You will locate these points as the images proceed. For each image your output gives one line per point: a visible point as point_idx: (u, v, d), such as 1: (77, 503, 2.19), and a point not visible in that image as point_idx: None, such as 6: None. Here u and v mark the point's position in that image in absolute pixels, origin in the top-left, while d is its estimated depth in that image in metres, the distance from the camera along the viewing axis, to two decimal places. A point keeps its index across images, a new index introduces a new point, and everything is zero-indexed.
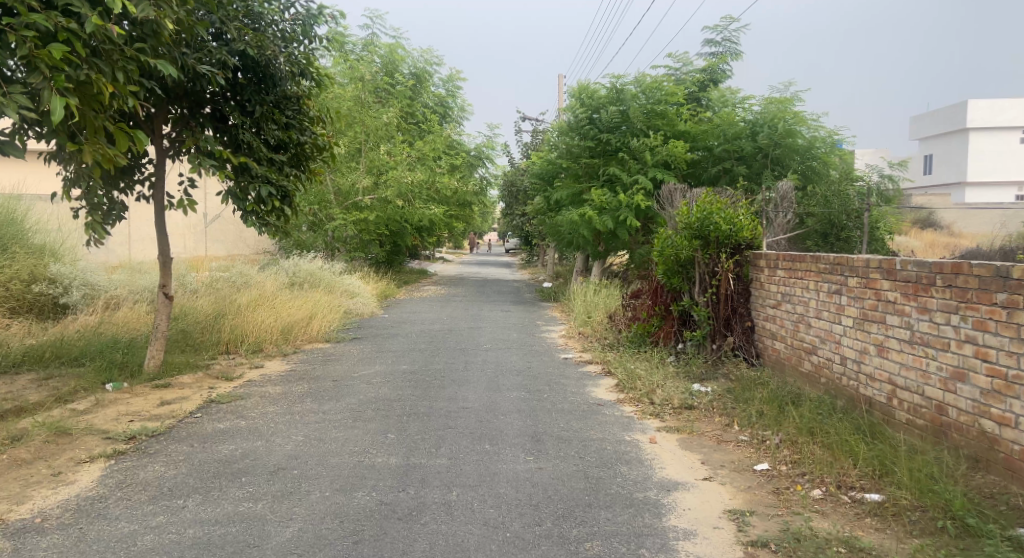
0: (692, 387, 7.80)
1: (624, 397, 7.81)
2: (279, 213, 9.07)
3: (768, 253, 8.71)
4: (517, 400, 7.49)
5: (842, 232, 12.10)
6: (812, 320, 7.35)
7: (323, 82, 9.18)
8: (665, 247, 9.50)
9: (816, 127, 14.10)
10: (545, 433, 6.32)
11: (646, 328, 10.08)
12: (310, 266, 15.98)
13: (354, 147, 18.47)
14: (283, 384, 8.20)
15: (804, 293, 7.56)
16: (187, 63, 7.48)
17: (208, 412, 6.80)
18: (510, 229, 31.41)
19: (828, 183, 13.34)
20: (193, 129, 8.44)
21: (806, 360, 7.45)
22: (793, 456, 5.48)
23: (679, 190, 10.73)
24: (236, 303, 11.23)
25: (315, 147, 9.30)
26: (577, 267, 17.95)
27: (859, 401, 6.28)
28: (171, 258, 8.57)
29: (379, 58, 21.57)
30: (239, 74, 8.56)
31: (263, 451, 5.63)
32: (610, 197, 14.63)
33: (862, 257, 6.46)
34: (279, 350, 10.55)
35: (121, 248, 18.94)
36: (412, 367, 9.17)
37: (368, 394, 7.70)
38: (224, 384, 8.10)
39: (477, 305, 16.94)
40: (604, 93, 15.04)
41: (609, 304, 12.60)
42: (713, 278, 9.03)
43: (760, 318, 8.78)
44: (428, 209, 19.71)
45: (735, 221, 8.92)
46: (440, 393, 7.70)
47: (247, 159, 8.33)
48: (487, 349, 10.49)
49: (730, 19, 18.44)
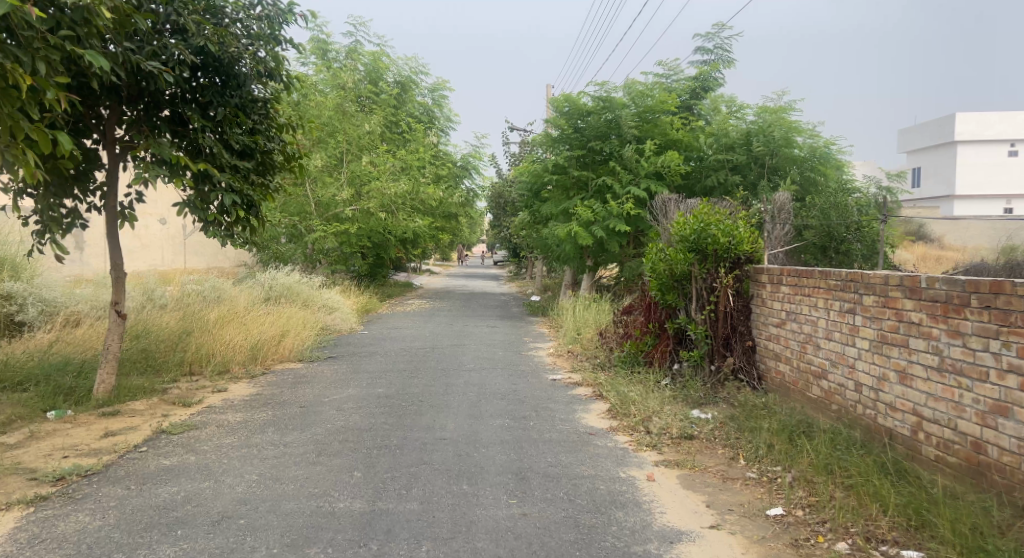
0: (691, 413, 7.16)
1: (617, 425, 7.16)
2: (245, 225, 8.42)
3: (771, 267, 8.13)
4: (500, 429, 6.83)
5: (841, 245, 11.55)
6: (822, 341, 6.76)
7: (293, 84, 8.57)
8: (659, 260, 8.93)
9: (814, 134, 13.53)
10: (530, 469, 5.67)
11: (640, 346, 9.44)
12: (287, 279, 15.25)
13: (336, 158, 17.88)
14: (244, 411, 7.53)
15: (812, 312, 6.96)
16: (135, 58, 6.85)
17: (155, 445, 6.13)
18: (498, 241, 30.71)
19: (827, 193, 12.78)
20: (148, 132, 7.80)
21: (814, 385, 6.84)
22: (809, 499, 4.86)
23: (673, 200, 10.13)
24: (202, 320, 10.50)
25: (283, 154, 8.66)
26: (566, 280, 17.35)
27: (879, 433, 5.67)
28: (125, 273, 7.89)
29: (362, 66, 20.87)
30: (198, 73, 7.92)
31: (209, 494, 4.98)
32: (599, 209, 14.07)
33: (878, 273, 5.85)
34: (247, 371, 9.86)
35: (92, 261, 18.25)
36: (389, 390, 8.49)
37: (337, 422, 7.03)
38: (179, 411, 7.42)
39: (463, 320, 16.29)
40: (593, 101, 14.46)
41: (599, 320, 12.00)
42: (711, 294, 8.41)
43: (763, 337, 8.17)
44: (412, 220, 19.06)
45: (734, 233, 8.33)
46: (417, 422, 7.04)
47: (208, 166, 7.69)
48: (470, 369, 9.83)
49: (723, 26, 17.95)
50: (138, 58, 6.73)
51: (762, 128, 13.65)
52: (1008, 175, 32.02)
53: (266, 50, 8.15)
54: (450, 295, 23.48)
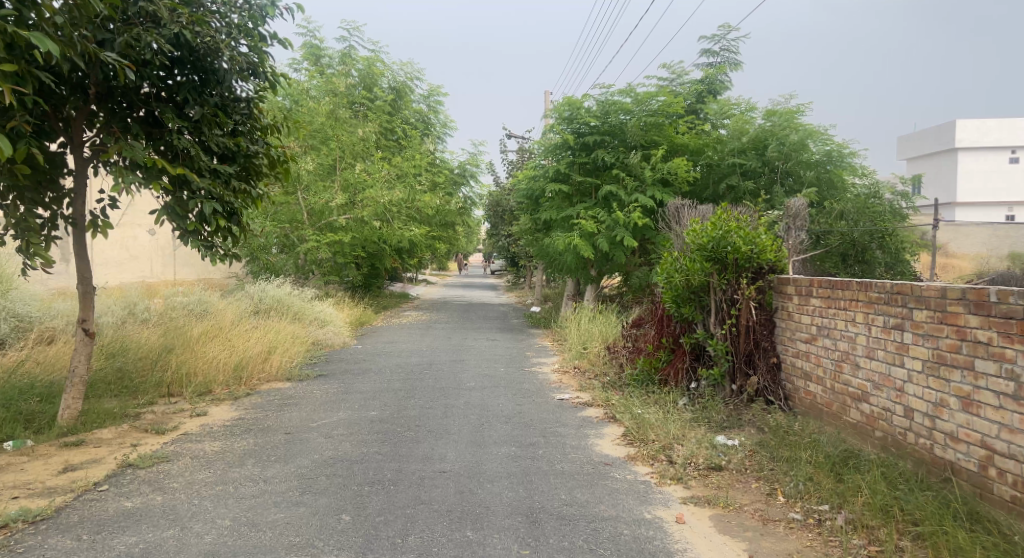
0: (716, 439, 6.50)
1: (634, 453, 6.49)
2: (227, 234, 7.75)
3: (798, 277, 7.47)
4: (506, 460, 6.16)
5: (863, 253, 11.04)
6: (862, 360, 6.11)
7: (279, 82, 7.98)
8: (673, 271, 8.28)
9: (827, 139, 12.81)
10: (541, 509, 5.03)
11: (652, 363, 8.75)
12: (277, 292, 14.56)
13: (329, 165, 17.22)
14: (224, 438, 6.86)
15: (849, 327, 6.33)
16: (94, 49, 6.25)
17: (117, 483, 5.45)
18: (495, 249, 30.00)
19: (845, 200, 12.12)
20: (118, 134, 7.13)
21: (854, 409, 6.17)
22: (870, 550, 4.42)
23: (686, 207, 9.43)
24: (183, 337, 9.81)
25: (268, 159, 8.03)
26: (568, 291, 16.69)
27: (936, 467, 5.04)
28: (93, 288, 7.22)
29: (356, 72, 20.23)
30: (174, 70, 7.31)
31: (172, 548, 4.37)
32: (603, 217, 13.46)
33: (931, 284, 5.22)
34: (230, 392, 9.16)
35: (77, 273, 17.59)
36: (382, 414, 7.81)
37: (324, 453, 6.33)
38: (151, 440, 6.73)
39: (461, 333, 15.60)
40: (595, 106, 13.82)
41: (606, 334, 11.34)
42: (732, 307, 7.78)
43: (789, 354, 7.53)
44: (408, 229, 18.40)
45: (756, 240, 7.67)
46: (413, 451, 6.37)
47: (186, 170, 7.05)
48: (470, 388, 9.16)
49: (729, 28, 17.38)
50: (96, 49, 6.13)
51: (776, 132, 13.00)
52: (1009, 183, 32.14)
53: (247, 44, 7.55)
54: (448, 295, 28.45)
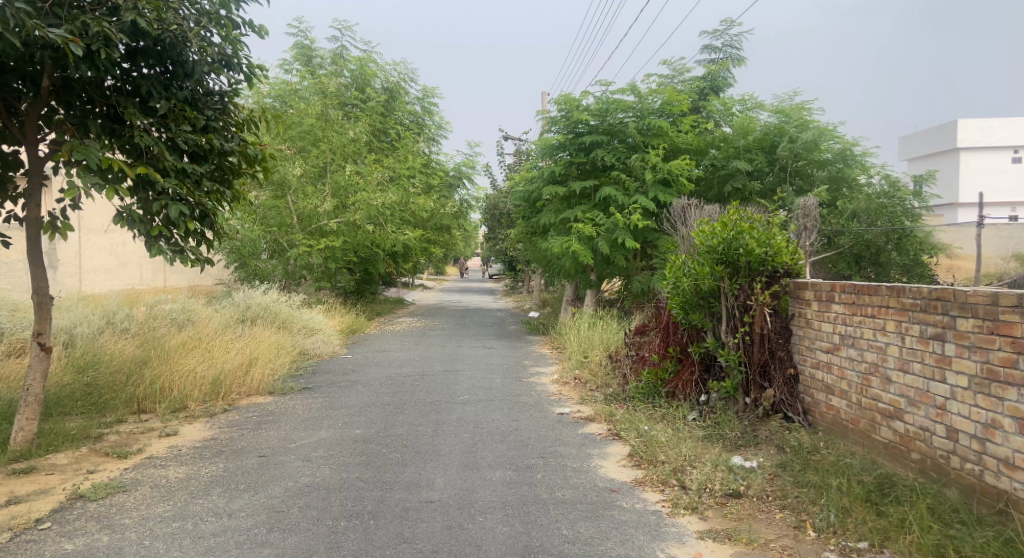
0: (732, 460, 5.91)
1: (642, 476, 5.90)
2: (199, 239, 7.12)
3: (817, 281, 6.87)
4: (501, 487, 5.59)
5: (878, 255, 10.50)
6: (892, 373, 5.52)
7: (256, 75, 7.41)
8: (681, 275, 7.69)
9: (838, 136, 12.24)
10: (540, 550, 4.57)
11: (659, 375, 8.12)
12: (264, 298, 13.95)
13: (319, 167, 16.62)
14: (192, 462, 6.26)
15: (877, 337, 5.73)
16: (32, 27, 5.71)
17: (62, 520, 4.89)
18: (493, 254, 29.30)
19: (856, 199, 11.58)
20: (72, 130, 6.51)
21: (885, 426, 5.56)
22: None
23: (692, 207, 8.82)
24: (158, 350, 9.19)
25: (244, 157, 7.46)
26: (567, 296, 16.07)
27: (987, 497, 4.61)
28: (50, 299, 6.61)
29: (349, 73, 19.57)
30: (137, 60, 6.75)
31: None
32: (603, 218, 12.92)
33: (978, 291, 4.72)
34: (206, 409, 8.52)
35: (71, 281, 16.15)
36: (367, 432, 7.20)
37: (300, 480, 5.73)
38: (111, 466, 6.13)
39: (457, 340, 14.98)
40: (595, 104, 13.21)
41: (609, 341, 10.73)
42: (746, 314, 7.17)
43: (807, 365, 6.94)
44: (402, 232, 17.75)
45: (771, 241, 7.08)
46: (399, 476, 5.77)
47: (149, 170, 6.46)
48: (464, 402, 8.55)
49: (730, 22, 16.83)
50: (34, 25, 5.60)
51: (783, 130, 12.47)
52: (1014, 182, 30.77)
53: (218, 33, 7.00)
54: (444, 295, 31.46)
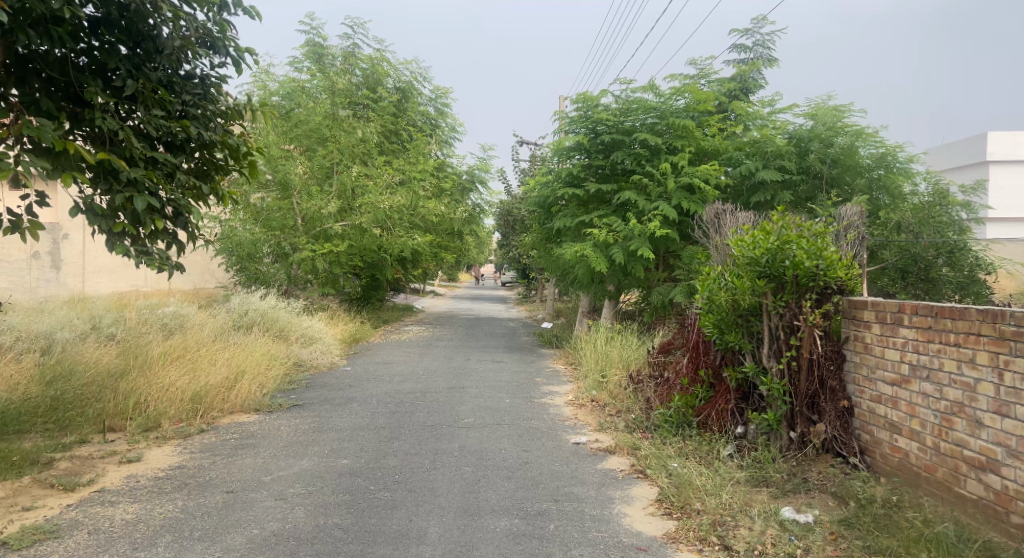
0: (786, 513, 4.96)
1: (676, 528, 4.99)
2: (170, 241, 6.20)
3: (878, 300, 5.89)
4: (512, 539, 4.72)
5: (929, 270, 9.40)
6: (984, 416, 4.62)
7: (244, 59, 6.52)
8: (716, 289, 6.72)
9: (879, 142, 11.24)
10: None
11: (688, 401, 7.14)
12: (262, 305, 13.08)
13: (324, 168, 15.68)
14: (149, 498, 5.38)
15: (960, 370, 4.80)
16: None
17: None
18: (506, 261, 28.35)
19: (903, 209, 10.54)
20: (19, 108, 5.66)
21: (973, 480, 4.66)
22: None
23: (725, 212, 7.80)
24: (135, 360, 8.32)
25: (226, 150, 6.52)
26: (583, 308, 15.11)
27: None
28: None
29: (360, 71, 18.69)
30: (102, 35, 5.90)
31: None
32: (621, 226, 11.93)
33: None
34: (181, 429, 7.63)
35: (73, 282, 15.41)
36: (355, 463, 6.29)
37: (271, 526, 4.81)
38: (52, 502, 5.27)
39: (464, 352, 14.02)
40: (616, 104, 12.25)
41: (629, 359, 9.76)
42: (793, 336, 6.20)
43: (862, 397, 5.96)
44: (411, 237, 16.82)
45: (823, 251, 6.07)
46: (392, 523, 4.88)
47: (111, 156, 5.56)
48: (467, 427, 7.60)
49: (763, 20, 15.84)
50: None
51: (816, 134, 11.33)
52: None
53: (198, 7, 6.15)
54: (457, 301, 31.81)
